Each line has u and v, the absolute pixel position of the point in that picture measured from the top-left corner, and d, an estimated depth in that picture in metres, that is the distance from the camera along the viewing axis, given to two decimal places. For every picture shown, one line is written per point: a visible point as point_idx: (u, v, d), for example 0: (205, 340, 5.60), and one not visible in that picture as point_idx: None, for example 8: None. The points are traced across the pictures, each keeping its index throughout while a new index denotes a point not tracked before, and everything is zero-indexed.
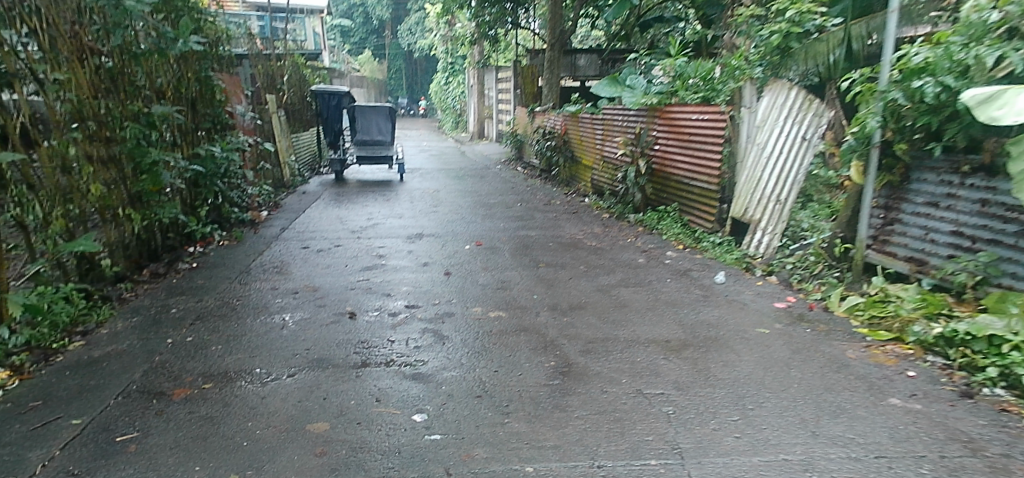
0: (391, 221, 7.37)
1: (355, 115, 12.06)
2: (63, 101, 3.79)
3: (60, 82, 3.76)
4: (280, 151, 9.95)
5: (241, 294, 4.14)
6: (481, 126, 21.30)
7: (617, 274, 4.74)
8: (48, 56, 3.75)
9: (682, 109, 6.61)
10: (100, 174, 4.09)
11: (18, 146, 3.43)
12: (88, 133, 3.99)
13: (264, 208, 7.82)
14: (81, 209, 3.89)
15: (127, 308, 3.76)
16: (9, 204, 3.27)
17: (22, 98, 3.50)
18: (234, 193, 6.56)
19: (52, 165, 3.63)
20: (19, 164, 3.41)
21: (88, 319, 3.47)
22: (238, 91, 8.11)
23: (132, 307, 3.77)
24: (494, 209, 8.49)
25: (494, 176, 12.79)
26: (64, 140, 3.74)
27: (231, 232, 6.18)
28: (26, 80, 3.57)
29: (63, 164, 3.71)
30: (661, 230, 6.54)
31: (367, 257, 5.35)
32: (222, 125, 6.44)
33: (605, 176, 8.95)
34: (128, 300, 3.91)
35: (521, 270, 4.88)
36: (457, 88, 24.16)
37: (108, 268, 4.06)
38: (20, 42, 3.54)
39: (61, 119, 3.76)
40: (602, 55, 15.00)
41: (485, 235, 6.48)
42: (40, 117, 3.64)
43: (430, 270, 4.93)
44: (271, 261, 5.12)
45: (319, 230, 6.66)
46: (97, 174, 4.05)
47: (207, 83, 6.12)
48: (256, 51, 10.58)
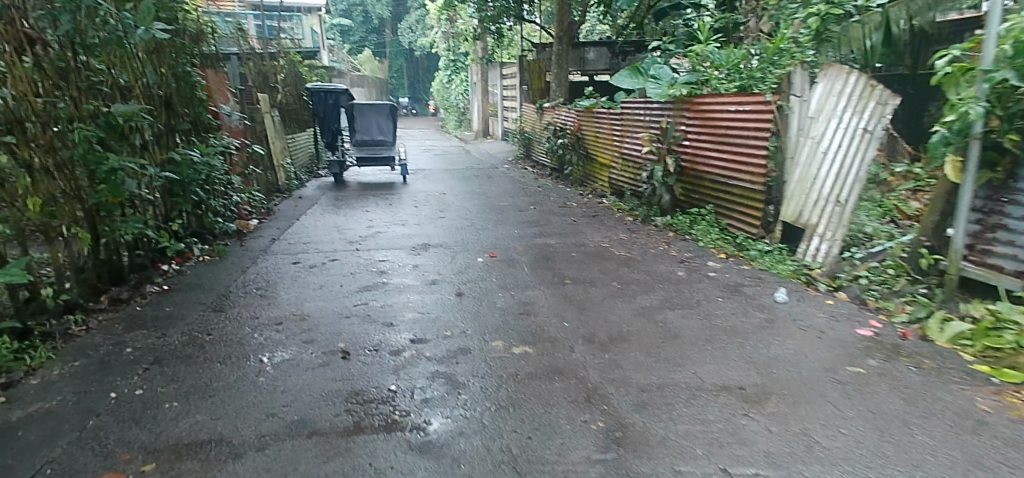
0: (394, 229, 6.71)
1: (354, 114, 11.27)
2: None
3: None
4: (274, 154, 9.30)
5: (214, 325, 3.45)
6: (486, 124, 20.57)
7: (658, 292, 4.04)
8: None
9: (716, 100, 5.92)
10: (44, 186, 3.46)
11: None
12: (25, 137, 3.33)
13: (255, 216, 7.26)
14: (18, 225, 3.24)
15: (71, 349, 3.07)
16: None
17: None
18: (217, 200, 5.91)
19: None
20: None
21: (17, 366, 2.78)
22: (225, 90, 7.46)
23: (78, 348, 3.09)
24: (505, 213, 7.80)
25: (503, 176, 12.10)
26: None
27: (213, 245, 5.52)
28: None
29: None
30: (696, 235, 5.84)
31: (364, 274, 4.67)
32: (202, 126, 5.81)
33: (625, 176, 8.26)
34: (76, 337, 3.24)
35: (544, 288, 4.18)
36: (460, 86, 23.44)
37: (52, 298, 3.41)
38: None
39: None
40: (612, 48, 14.32)
41: (498, 244, 5.80)
42: None
43: (438, 289, 4.24)
44: (255, 281, 4.45)
45: (314, 241, 6.00)
46: (40, 186, 3.41)
47: (185, 79, 5.48)
48: (248, 49, 9.96)
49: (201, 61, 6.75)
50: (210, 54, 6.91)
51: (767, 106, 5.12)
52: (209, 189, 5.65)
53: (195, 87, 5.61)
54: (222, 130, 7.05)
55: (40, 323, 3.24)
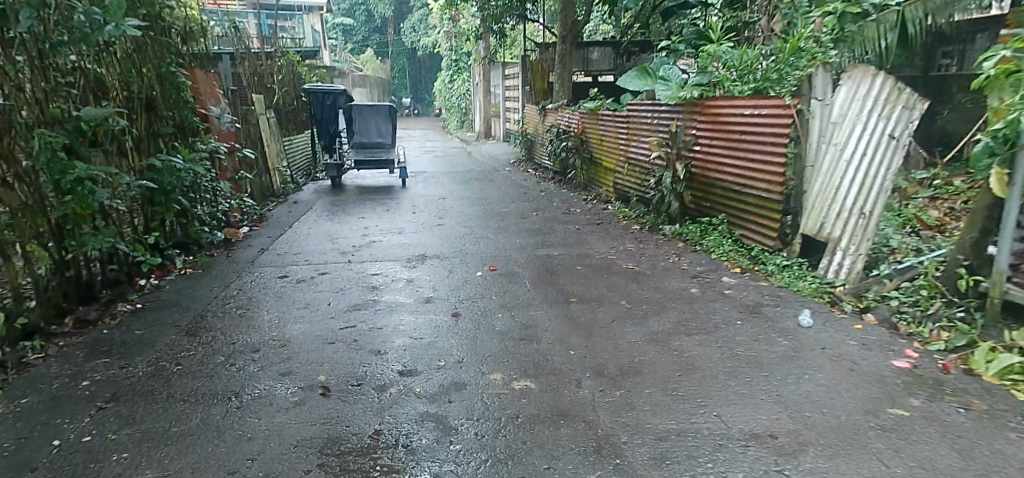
0: (390, 238, 6.42)
1: (353, 116, 10.93)
2: None
3: None
4: (269, 157, 9.03)
5: (185, 353, 3.15)
6: (488, 125, 20.27)
7: (670, 313, 3.73)
8: None
9: (729, 103, 5.61)
10: None
11: None
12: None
13: (247, 223, 7.02)
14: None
15: (23, 385, 2.80)
16: None
17: None
18: (203, 208, 5.63)
19: None
20: None
21: None
22: (216, 91, 7.18)
23: (30, 382, 2.81)
24: (507, 220, 7.51)
25: (505, 179, 11.80)
26: None
27: (198, 257, 5.24)
28: None
29: None
30: (707, 246, 5.54)
31: (355, 290, 4.37)
32: (185, 130, 5.54)
33: (631, 181, 7.97)
34: (30, 369, 2.97)
35: (547, 307, 3.88)
36: (462, 86, 23.14)
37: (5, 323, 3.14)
38: None
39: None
40: (617, 49, 14.04)
41: (499, 255, 5.50)
42: None
43: (433, 308, 3.94)
44: (237, 298, 4.15)
45: (305, 251, 5.72)
46: None
47: (170, 81, 5.22)
48: (243, 48, 9.69)
49: (189, 62, 6.45)
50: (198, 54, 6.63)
51: (785, 109, 4.79)
52: (193, 197, 5.37)
53: (182, 88, 5.34)
54: (211, 133, 6.76)
55: None
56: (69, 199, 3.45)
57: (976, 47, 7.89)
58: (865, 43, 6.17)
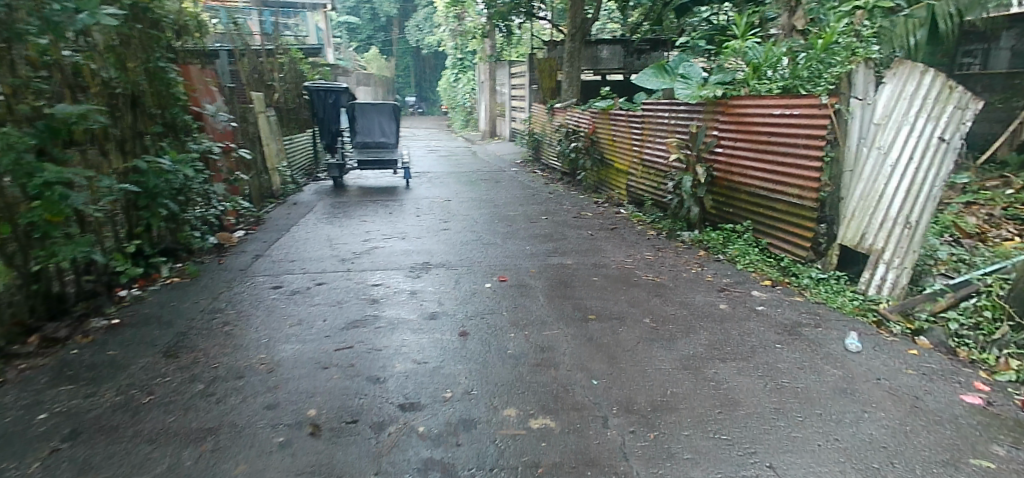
0: (394, 243, 6.11)
1: (354, 114, 10.53)
2: None
3: None
4: (268, 156, 8.70)
5: (160, 378, 2.81)
6: (493, 124, 19.93)
7: (701, 332, 3.36)
8: None
9: (755, 103, 5.35)
10: None
11: None
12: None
13: (242, 226, 6.70)
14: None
15: None
16: None
17: None
18: (195, 212, 5.33)
19: None
20: None
21: None
22: (212, 90, 6.88)
23: None
24: (515, 224, 7.17)
25: (511, 180, 11.46)
26: None
27: (185, 265, 4.92)
28: None
29: None
30: (732, 255, 5.20)
31: (354, 304, 4.03)
32: (174, 128, 5.23)
33: (645, 184, 7.66)
34: None
35: (563, 325, 3.52)
36: (468, 85, 22.80)
37: None
38: None
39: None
40: (627, 47, 13.65)
41: (508, 264, 5.15)
42: None
43: (438, 326, 3.59)
44: (225, 311, 3.81)
45: (303, 257, 5.40)
46: None
47: (161, 78, 4.94)
48: (242, 45, 9.38)
49: (183, 57, 6.12)
50: (192, 51, 6.33)
51: (821, 109, 4.47)
52: (183, 200, 5.05)
53: (172, 86, 5.04)
54: (206, 132, 6.43)
55: None
56: (38, 205, 3.13)
57: (1004, 45, 7.53)
58: (894, 41, 5.86)
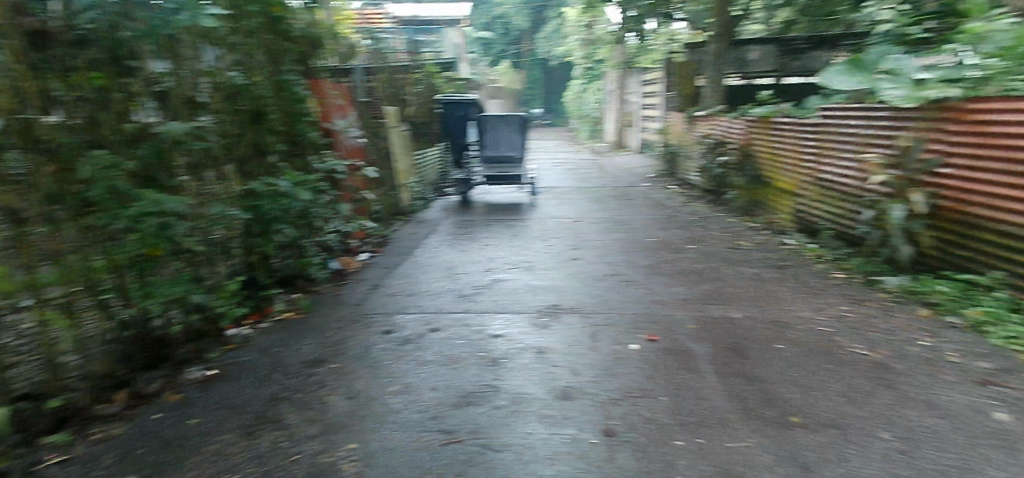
0: (519, 275, 5.39)
1: (483, 128, 9.90)
2: None
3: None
4: (399, 173, 8.48)
5: (230, 473, 2.31)
6: (622, 135, 18.90)
7: (988, 473, 2.12)
8: None
9: (1010, 108, 3.91)
10: (58, 242, 2.72)
11: None
12: (12, 175, 2.46)
13: (365, 249, 6.44)
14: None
15: None
16: None
17: None
18: (318, 239, 5.08)
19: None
20: None
21: None
22: (343, 107, 6.72)
23: None
24: (658, 255, 6.15)
25: (645, 197, 10.31)
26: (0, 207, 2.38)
27: (299, 298, 4.70)
28: None
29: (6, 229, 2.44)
30: (977, 319, 3.78)
31: (471, 366, 3.29)
32: (301, 145, 4.95)
33: (822, 209, 6.27)
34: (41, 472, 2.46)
35: (753, 432, 2.45)
36: (596, 93, 21.88)
37: (52, 403, 2.72)
38: None
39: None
40: (779, 46, 11.67)
41: (655, 315, 4.17)
42: None
43: (574, 413, 2.70)
44: (328, 371, 3.31)
45: (421, 291, 4.85)
46: (57, 243, 2.70)
47: (285, 91, 4.67)
48: (380, 59, 9.30)
49: (317, 73, 5.88)
50: (325, 66, 6.10)
51: None
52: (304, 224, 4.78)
53: (299, 100, 4.78)
54: (336, 150, 6.16)
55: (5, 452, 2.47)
56: (134, 238, 3.09)
57: None
58: None
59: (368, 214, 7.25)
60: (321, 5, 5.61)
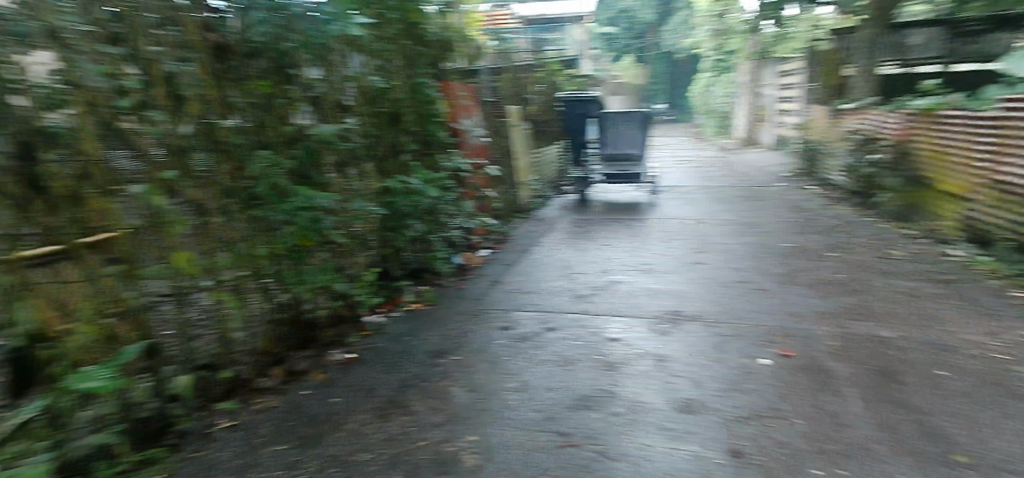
0: (638, 278, 5.26)
1: (603, 125, 9.73)
2: (183, 132, 2.86)
3: (180, 109, 2.85)
4: (519, 171, 8.64)
5: (363, 453, 2.51)
6: (754, 130, 17.72)
7: None
8: (176, 62, 2.82)
9: None
10: (227, 232, 3.14)
11: (118, 215, 2.59)
12: (199, 171, 2.96)
13: (486, 245, 6.64)
14: (179, 297, 2.87)
15: (198, 462, 2.60)
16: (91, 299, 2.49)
17: (137, 137, 2.65)
18: (444, 234, 5.33)
19: (167, 241, 2.79)
20: (135, 238, 2.66)
21: None
22: (470, 107, 6.96)
23: (205, 462, 2.59)
24: (793, 261, 5.70)
25: (779, 198, 9.58)
26: (181, 201, 2.86)
27: (425, 290, 4.98)
28: (144, 110, 2.67)
29: (190, 220, 2.91)
30: None
31: (588, 369, 3.27)
32: (432, 144, 5.21)
33: (999, 215, 5.43)
34: (216, 433, 2.85)
35: (907, 470, 2.18)
36: (726, 87, 20.70)
37: (224, 373, 3.14)
38: (150, 55, 2.69)
39: (159, 162, 2.77)
40: (949, 28, 10.27)
41: (789, 328, 3.87)
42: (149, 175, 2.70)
43: (696, 428, 2.58)
44: (451, 362, 3.47)
45: (540, 290, 4.91)
46: (227, 231, 3.13)
47: (420, 93, 4.94)
48: (505, 59, 9.52)
49: (447, 75, 6.15)
50: (455, 68, 6.36)
51: None
52: (431, 220, 5.05)
53: (431, 101, 5.02)
54: (463, 149, 6.41)
55: (187, 413, 2.89)
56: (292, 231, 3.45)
57: None
58: None
59: (490, 210, 7.47)
60: (455, 9, 5.85)
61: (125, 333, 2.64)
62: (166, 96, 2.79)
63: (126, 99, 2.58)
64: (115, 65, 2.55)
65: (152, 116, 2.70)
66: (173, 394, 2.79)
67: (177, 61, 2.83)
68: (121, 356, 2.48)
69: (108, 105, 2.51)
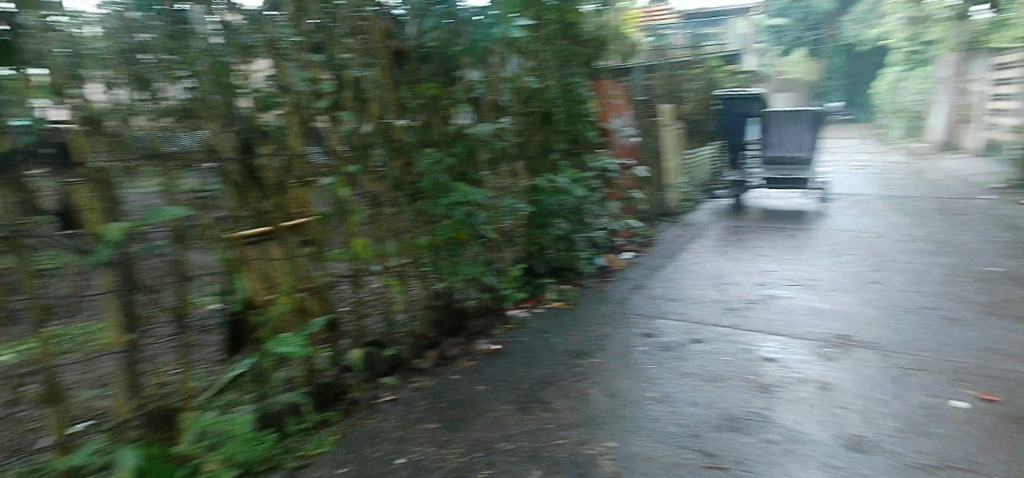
0: (798, 294, 4.82)
1: (768, 125, 8.99)
2: (362, 133, 3.19)
3: (363, 111, 3.18)
4: (669, 172, 8.34)
5: (506, 442, 2.62)
6: (953, 132, 15.29)
7: None
8: (363, 67, 3.15)
9: None
10: (395, 222, 3.44)
11: (309, 206, 2.99)
12: (376, 166, 3.29)
13: (630, 247, 6.53)
14: (355, 279, 3.21)
15: (362, 429, 2.90)
16: (288, 275, 2.88)
17: (326, 137, 3.03)
18: (588, 235, 5.34)
19: (345, 229, 3.14)
20: (321, 225, 3.05)
21: (301, 451, 2.68)
22: (620, 106, 6.88)
23: (369, 430, 2.88)
24: (997, 288, 4.85)
25: (981, 213, 8.20)
26: (359, 193, 3.21)
27: (567, 289, 5.04)
28: (332, 113, 3.04)
29: (365, 212, 3.24)
30: None
31: (738, 388, 3.08)
32: (582, 143, 5.23)
33: None
34: (378, 406, 3.16)
35: None
36: (920, 82, 18.09)
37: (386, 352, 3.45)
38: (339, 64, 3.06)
39: (345, 156, 3.13)
40: None
41: (989, 367, 3.30)
42: (333, 168, 3.08)
43: (865, 469, 2.31)
44: (591, 364, 3.48)
45: (686, 298, 4.72)
46: (394, 223, 3.43)
47: (572, 92, 4.99)
48: (661, 57, 9.23)
49: (600, 73, 6.13)
50: (609, 67, 6.32)
51: None
52: (577, 220, 5.08)
53: (583, 100, 5.05)
54: (611, 148, 6.35)
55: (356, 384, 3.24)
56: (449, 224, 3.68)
57: None
58: None
59: (636, 212, 7.32)
60: (612, 7, 5.81)
61: (312, 307, 3.01)
62: (353, 98, 3.13)
63: (319, 103, 2.97)
64: (314, 72, 2.92)
65: (340, 118, 3.07)
66: (347, 365, 3.15)
67: (363, 65, 3.15)
68: (307, 330, 2.78)
69: (304, 109, 2.91)
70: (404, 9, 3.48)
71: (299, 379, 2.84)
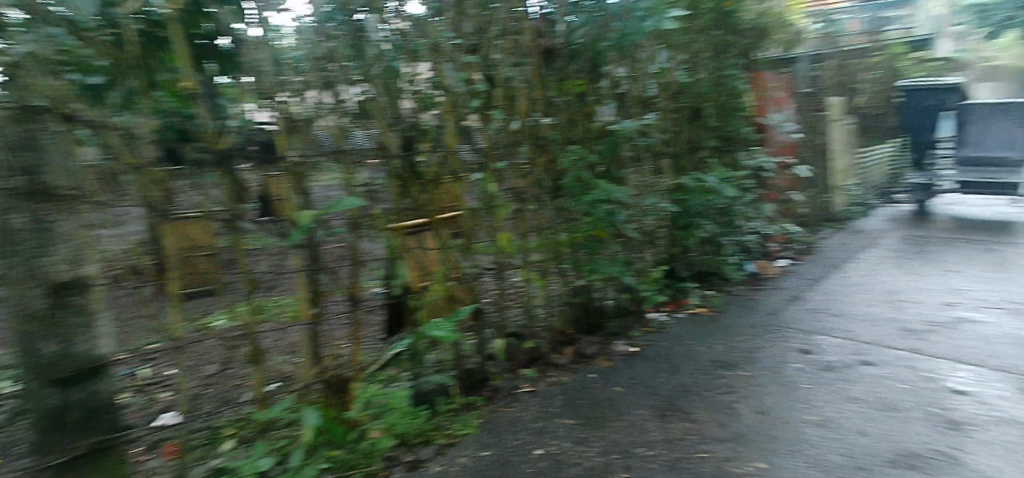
0: (997, 318, 4.10)
1: (965, 120, 7.81)
2: (510, 130, 3.28)
3: (510, 110, 3.29)
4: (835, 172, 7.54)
5: (644, 448, 2.57)
6: None
7: None
8: (510, 67, 3.27)
9: None
10: (538, 217, 3.52)
11: (462, 199, 3.13)
12: (523, 163, 3.38)
13: (786, 254, 6.00)
14: (499, 272, 3.33)
15: (502, 417, 3.01)
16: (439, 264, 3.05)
17: (477, 133, 3.16)
18: (738, 238, 5.01)
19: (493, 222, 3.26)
20: (472, 217, 3.19)
21: (448, 430, 2.86)
22: (781, 100, 6.35)
23: (508, 418, 2.99)
24: None
25: None
26: (506, 188, 3.31)
27: (711, 295, 4.78)
28: (483, 109, 3.17)
29: (511, 207, 3.34)
30: None
31: (916, 420, 2.71)
32: (734, 140, 4.92)
33: None
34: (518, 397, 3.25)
35: None
36: None
37: (527, 345, 3.53)
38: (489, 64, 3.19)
39: (495, 153, 3.23)
40: None
41: None
42: (482, 164, 3.20)
43: None
44: (738, 377, 3.27)
45: (852, 314, 4.24)
46: (537, 218, 3.51)
47: (725, 85, 4.72)
48: (834, 44, 8.33)
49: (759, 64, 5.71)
50: (770, 57, 5.85)
51: None
52: (725, 222, 4.80)
53: (736, 94, 4.75)
54: (768, 145, 5.89)
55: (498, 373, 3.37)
56: (590, 221, 3.70)
57: None
58: None
59: (793, 216, 6.72)
60: None
61: (461, 296, 3.17)
62: (503, 97, 3.25)
63: (471, 102, 3.10)
64: (467, 71, 3.07)
65: (490, 115, 3.19)
66: (490, 353, 3.30)
67: (510, 66, 3.26)
68: (455, 316, 2.94)
69: (459, 106, 3.06)
70: (553, 7, 3.54)
71: (446, 361, 3.04)
